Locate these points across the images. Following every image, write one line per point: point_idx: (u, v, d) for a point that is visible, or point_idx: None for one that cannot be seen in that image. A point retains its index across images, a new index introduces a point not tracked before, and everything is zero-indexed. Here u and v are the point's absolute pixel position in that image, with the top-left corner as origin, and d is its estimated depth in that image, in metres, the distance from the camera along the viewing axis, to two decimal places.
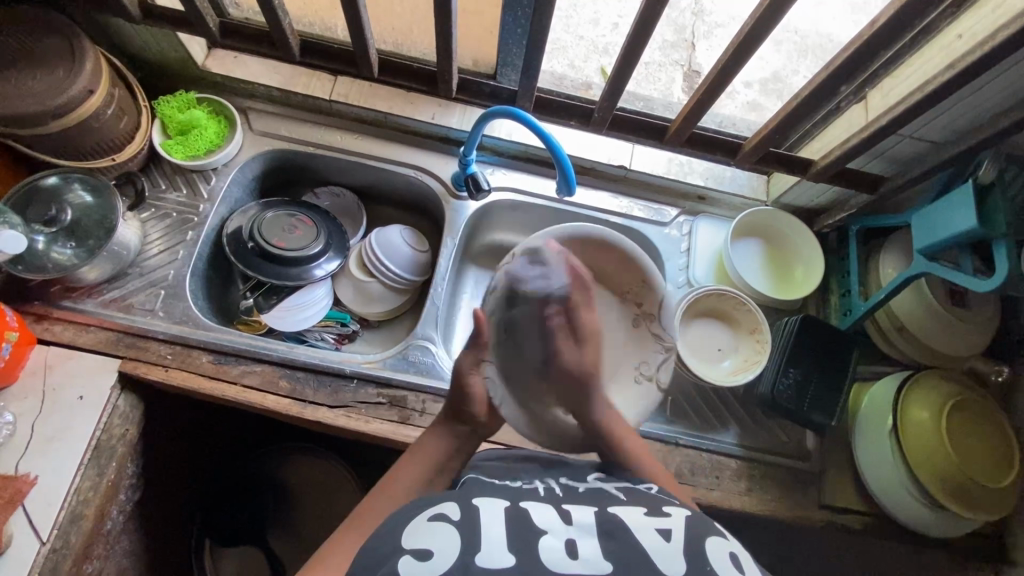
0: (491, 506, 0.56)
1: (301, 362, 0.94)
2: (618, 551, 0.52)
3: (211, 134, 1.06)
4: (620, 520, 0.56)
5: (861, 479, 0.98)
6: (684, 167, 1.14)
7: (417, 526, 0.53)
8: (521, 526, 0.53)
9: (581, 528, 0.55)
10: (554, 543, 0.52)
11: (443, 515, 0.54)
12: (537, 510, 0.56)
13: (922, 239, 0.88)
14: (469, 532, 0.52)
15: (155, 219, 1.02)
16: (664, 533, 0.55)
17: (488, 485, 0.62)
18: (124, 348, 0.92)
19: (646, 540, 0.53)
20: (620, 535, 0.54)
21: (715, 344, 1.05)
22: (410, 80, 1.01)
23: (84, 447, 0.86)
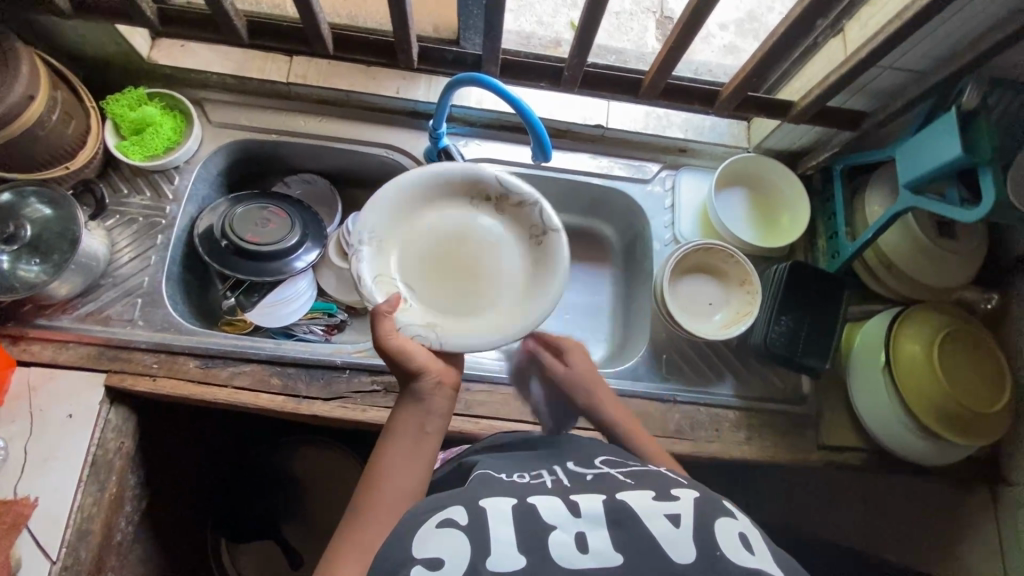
0: (497, 507, 0.56)
1: (290, 358, 0.93)
2: (626, 541, 0.53)
3: (168, 131, 1.01)
4: (629, 507, 0.56)
5: (856, 420, 1.00)
6: (662, 120, 1.11)
7: (427, 531, 0.54)
8: (528, 523, 0.54)
9: (591, 520, 0.55)
10: (565, 539, 0.53)
11: (452, 520, 0.55)
12: (544, 503, 0.57)
13: (908, 172, 0.85)
14: (478, 534, 0.53)
15: (122, 225, 0.99)
16: (673, 518, 0.55)
17: (499, 477, 0.62)
18: (108, 361, 0.90)
19: (655, 526, 0.54)
20: (630, 523, 0.55)
21: (706, 299, 1.04)
22: (368, 52, 0.94)
23: (81, 464, 0.86)
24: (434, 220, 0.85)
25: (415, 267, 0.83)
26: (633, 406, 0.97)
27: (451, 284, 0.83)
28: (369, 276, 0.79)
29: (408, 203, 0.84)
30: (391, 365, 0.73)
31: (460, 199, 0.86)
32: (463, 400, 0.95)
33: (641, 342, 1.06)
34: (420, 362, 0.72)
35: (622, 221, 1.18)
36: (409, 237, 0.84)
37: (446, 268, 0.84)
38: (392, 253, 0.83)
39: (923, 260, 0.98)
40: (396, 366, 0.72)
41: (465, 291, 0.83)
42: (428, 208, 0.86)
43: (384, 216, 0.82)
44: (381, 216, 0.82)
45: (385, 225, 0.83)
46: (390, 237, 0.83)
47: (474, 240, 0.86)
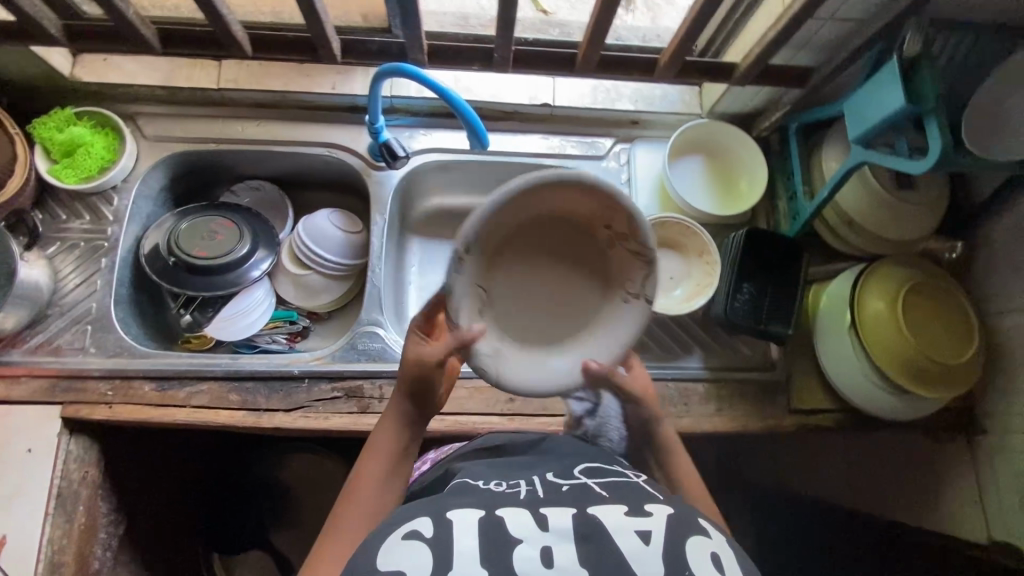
0: (465, 519, 0.56)
1: (247, 372, 0.92)
2: (593, 556, 0.53)
3: (100, 150, 0.98)
4: (599, 522, 0.56)
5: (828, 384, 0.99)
6: (611, 93, 1.09)
7: (392, 543, 0.54)
8: (495, 537, 0.54)
9: (559, 534, 0.55)
10: (531, 553, 0.53)
11: (417, 531, 0.55)
12: (512, 516, 0.56)
13: (856, 127, 0.83)
14: (442, 548, 0.53)
15: (64, 252, 0.96)
16: (644, 534, 0.55)
17: (471, 488, 0.62)
18: (62, 393, 0.89)
19: (623, 543, 0.54)
20: (598, 539, 0.54)
21: (667, 273, 1.02)
22: (287, 51, 0.90)
23: (46, 497, 0.85)
24: (544, 240, 0.63)
25: (504, 290, 0.63)
26: None
27: (536, 319, 0.64)
28: (456, 293, 0.59)
29: (528, 208, 0.59)
30: (418, 382, 0.71)
31: (590, 218, 0.61)
32: None
33: None
34: (437, 390, 0.73)
35: None
36: (519, 246, 0.62)
37: (540, 299, 0.64)
38: (487, 266, 0.61)
39: (883, 215, 0.95)
40: (416, 387, 0.71)
41: (550, 332, 0.65)
42: (541, 222, 0.62)
43: (493, 223, 0.58)
44: (489, 222, 0.57)
45: (491, 232, 0.58)
46: (491, 248, 0.60)
47: (586, 274, 0.65)
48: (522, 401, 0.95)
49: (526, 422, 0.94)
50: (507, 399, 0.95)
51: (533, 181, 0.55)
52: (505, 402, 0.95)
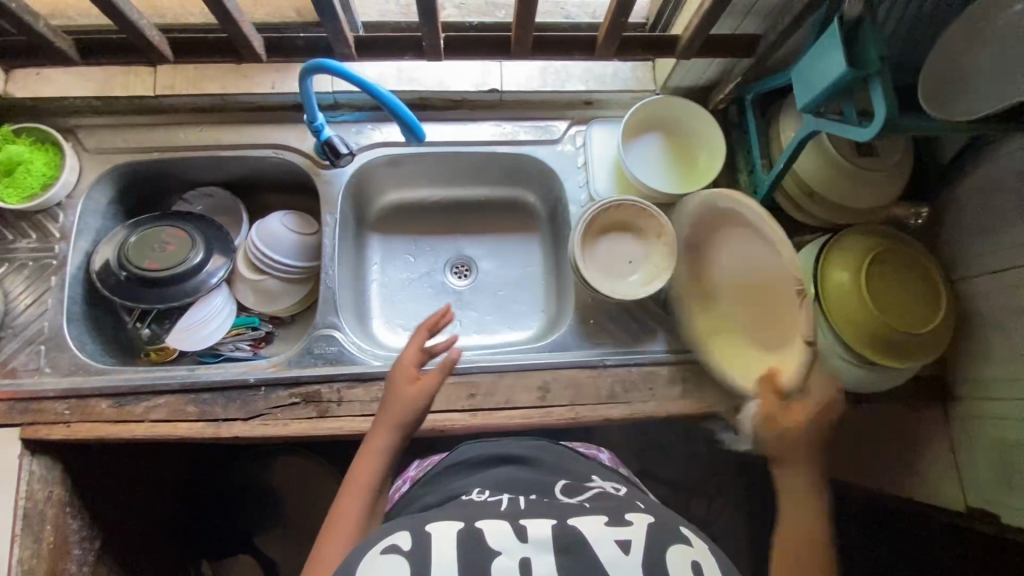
0: (442, 532, 0.59)
1: (203, 383, 0.91)
2: (571, 567, 0.55)
3: (40, 166, 0.96)
4: (580, 533, 0.58)
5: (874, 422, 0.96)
6: (560, 74, 1.06)
7: (374, 556, 0.56)
8: (473, 548, 0.57)
9: (537, 545, 0.57)
10: (509, 564, 0.55)
11: (396, 546, 0.57)
12: (490, 527, 0.59)
13: (804, 95, 0.80)
14: (420, 560, 0.56)
15: (13, 272, 0.95)
16: (624, 545, 0.57)
17: (456, 507, 0.65)
18: (19, 415, 0.89)
19: (603, 554, 0.56)
20: (578, 549, 0.57)
21: (626, 256, 1.00)
22: (212, 53, 0.88)
23: (12, 519, 0.86)
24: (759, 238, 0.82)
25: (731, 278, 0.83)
26: (561, 377, 0.96)
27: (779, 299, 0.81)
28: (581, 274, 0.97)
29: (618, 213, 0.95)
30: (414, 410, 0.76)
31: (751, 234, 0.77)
32: None
33: (570, 309, 1.04)
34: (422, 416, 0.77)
35: (542, 186, 1.13)
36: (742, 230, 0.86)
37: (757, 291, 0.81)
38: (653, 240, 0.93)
39: (843, 184, 0.92)
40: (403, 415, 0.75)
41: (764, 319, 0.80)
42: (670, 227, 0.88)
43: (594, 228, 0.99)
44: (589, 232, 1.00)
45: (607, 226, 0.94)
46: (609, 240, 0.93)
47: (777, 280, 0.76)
48: (484, 396, 0.94)
49: (489, 417, 0.93)
50: (469, 394, 0.94)
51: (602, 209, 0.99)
52: (466, 398, 0.94)
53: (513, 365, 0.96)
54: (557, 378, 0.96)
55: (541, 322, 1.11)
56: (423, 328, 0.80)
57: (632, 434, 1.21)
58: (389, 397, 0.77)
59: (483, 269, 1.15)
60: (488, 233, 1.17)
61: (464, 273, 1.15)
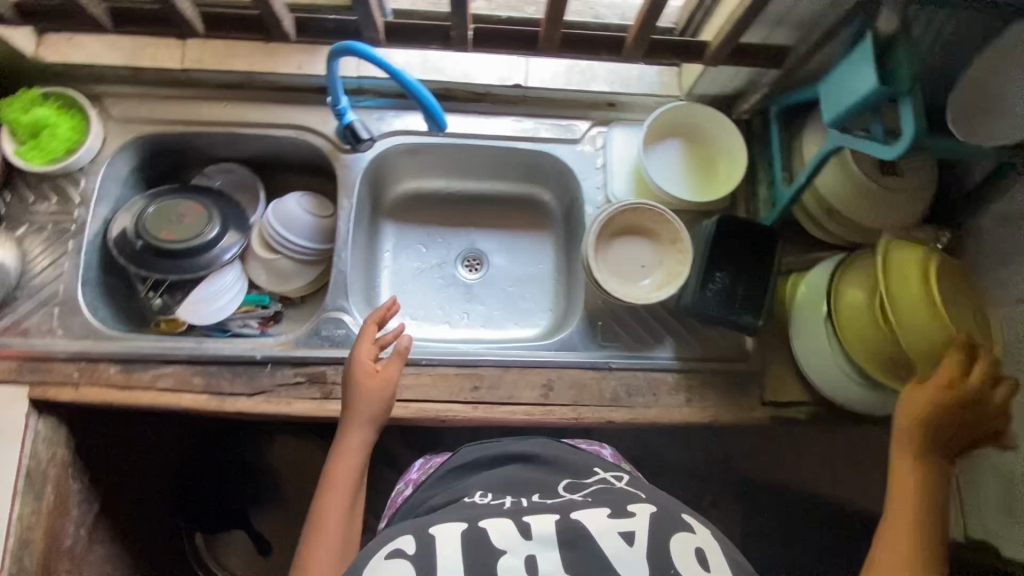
0: (445, 535, 0.61)
1: (211, 356, 0.92)
2: (575, 562, 0.58)
3: (66, 131, 0.97)
4: (582, 527, 0.61)
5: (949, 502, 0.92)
6: (585, 74, 1.05)
7: (378, 562, 0.58)
8: (478, 546, 0.59)
9: (542, 542, 0.60)
10: (514, 562, 0.58)
11: (399, 551, 0.59)
12: (494, 527, 0.62)
13: (830, 111, 0.79)
14: (425, 561, 0.58)
15: (32, 234, 0.96)
16: (627, 537, 0.60)
17: (457, 509, 0.67)
18: (30, 374, 0.90)
19: (608, 546, 0.59)
20: (583, 543, 0.60)
21: (639, 261, 1.00)
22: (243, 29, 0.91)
23: (15, 477, 0.87)
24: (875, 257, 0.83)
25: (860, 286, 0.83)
26: (565, 376, 0.96)
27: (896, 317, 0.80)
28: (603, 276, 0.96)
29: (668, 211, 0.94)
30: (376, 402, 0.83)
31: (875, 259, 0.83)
32: None
33: (578, 310, 1.03)
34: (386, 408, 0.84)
35: (559, 185, 1.12)
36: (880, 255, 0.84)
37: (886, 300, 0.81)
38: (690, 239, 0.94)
39: (864, 203, 0.91)
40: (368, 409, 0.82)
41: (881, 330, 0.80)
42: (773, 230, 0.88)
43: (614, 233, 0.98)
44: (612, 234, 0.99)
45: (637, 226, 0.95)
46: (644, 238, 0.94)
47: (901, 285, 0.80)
48: (488, 389, 0.94)
49: (490, 411, 0.93)
50: (472, 386, 0.94)
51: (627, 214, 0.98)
52: (469, 390, 0.94)
53: (518, 361, 0.96)
54: (561, 377, 0.96)
55: (548, 321, 1.11)
56: (373, 322, 0.88)
57: (631, 439, 1.21)
58: (354, 394, 0.83)
59: (494, 264, 1.15)
60: (502, 229, 1.17)
61: (475, 266, 1.15)
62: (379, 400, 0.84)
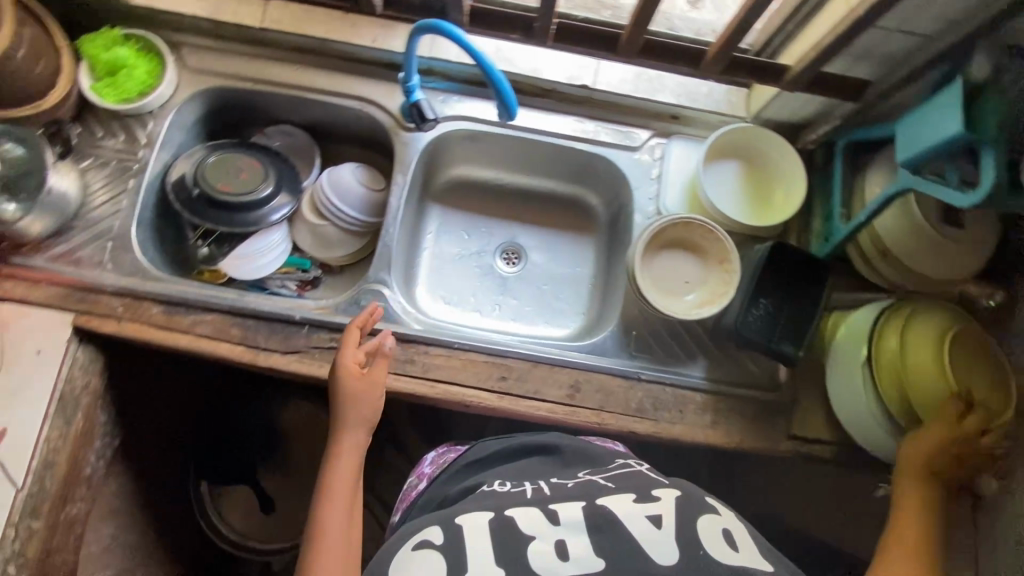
0: (472, 525, 0.63)
1: (252, 310, 0.93)
2: (603, 543, 0.61)
3: (142, 74, 1.00)
4: (609, 513, 0.63)
5: (968, 557, 0.92)
6: (653, 83, 1.06)
7: (406, 556, 0.61)
8: (507, 533, 0.62)
9: (570, 527, 0.63)
10: (545, 547, 0.60)
11: (427, 541, 0.62)
12: (521, 516, 0.64)
13: (905, 151, 0.78)
14: (453, 552, 0.60)
15: (96, 168, 0.99)
16: (655, 520, 0.63)
17: (479, 496, 0.69)
18: (76, 302, 0.92)
19: (635, 529, 0.61)
20: (610, 526, 0.62)
21: (682, 277, 0.99)
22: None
23: (48, 400, 0.88)
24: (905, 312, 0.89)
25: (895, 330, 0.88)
26: (593, 381, 0.95)
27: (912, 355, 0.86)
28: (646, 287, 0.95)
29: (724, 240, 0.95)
30: (363, 403, 0.85)
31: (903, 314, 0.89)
32: (421, 362, 0.94)
33: (613, 317, 1.03)
34: (374, 412, 0.86)
35: (608, 191, 1.12)
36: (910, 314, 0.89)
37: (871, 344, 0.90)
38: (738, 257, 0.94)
39: (919, 249, 0.90)
40: (355, 413, 0.84)
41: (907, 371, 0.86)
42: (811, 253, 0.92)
43: (655, 247, 0.99)
44: (652, 250, 0.99)
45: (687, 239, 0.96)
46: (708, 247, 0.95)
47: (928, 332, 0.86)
48: (515, 381, 0.94)
49: (515, 403, 0.93)
50: (499, 376, 0.94)
51: (668, 231, 0.99)
52: (497, 380, 0.94)
53: (549, 359, 0.95)
54: (589, 380, 0.95)
55: (579, 325, 1.11)
56: (356, 326, 0.90)
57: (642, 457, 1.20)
58: (342, 400, 0.85)
59: (532, 260, 1.16)
60: (544, 227, 1.18)
61: (514, 260, 1.16)
62: (367, 401, 0.86)
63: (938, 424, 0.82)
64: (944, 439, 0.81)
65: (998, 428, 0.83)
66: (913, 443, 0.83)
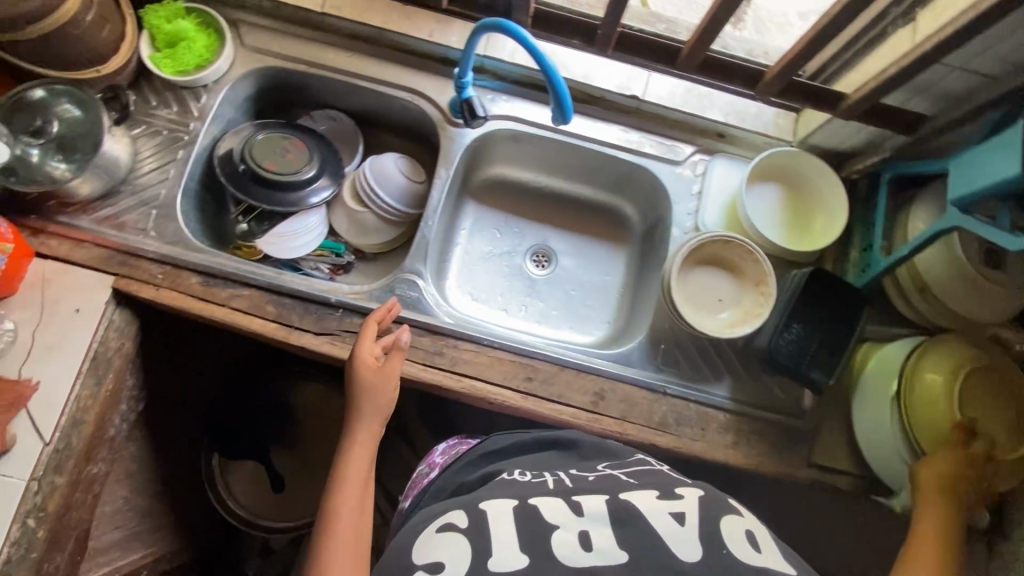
0: (496, 510, 0.63)
1: (288, 289, 0.94)
2: (627, 537, 0.60)
3: (200, 48, 1.02)
4: (633, 508, 0.63)
5: None
6: (703, 99, 1.07)
7: (428, 539, 0.61)
8: (530, 521, 0.61)
9: (593, 519, 0.62)
10: (568, 537, 0.59)
11: (451, 524, 0.62)
12: (545, 505, 0.63)
13: (957, 189, 0.77)
14: (476, 535, 0.60)
15: (147, 136, 1.00)
16: (678, 517, 0.62)
17: (500, 484, 0.69)
18: (118, 265, 0.94)
19: (660, 526, 0.60)
20: (633, 521, 0.61)
21: (716, 295, 1.00)
22: None
23: (82, 358, 0.89)
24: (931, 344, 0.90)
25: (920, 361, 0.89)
26: (619, 390, 0.95)
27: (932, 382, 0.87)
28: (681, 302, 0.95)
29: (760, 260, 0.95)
30: (377, 395, 0.85)
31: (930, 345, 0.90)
32: (449, 356, 0.95)
33: (641, 330, 1.03)
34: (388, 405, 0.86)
35: (646, 203, 1.13)
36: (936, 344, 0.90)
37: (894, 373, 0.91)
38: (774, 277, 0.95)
39: (958, 287, 0.89)
40: (371, 404, 0.84)
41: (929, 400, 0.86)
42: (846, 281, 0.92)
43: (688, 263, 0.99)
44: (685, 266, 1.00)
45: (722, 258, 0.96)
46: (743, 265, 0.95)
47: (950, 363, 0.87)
48: (541, 383, 0.95)
49: (539, 405, 0.93)
50: (525, 377, 0.95)
51: (702, 248, 0.99)
52: (522, 380, 0.95)
53: (577, 364, 0.96)
54: (614, 389, 0.95)
55: (605, 334, 1.11)
56: (374, 321, 0.91)
57: None
58: (358, 391, 0.85)
59: (562, 265, 1.16)
60: (577, 234, 1.18)
61: (544, 263, 1.16)
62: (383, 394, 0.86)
63: (950, 446, 0.83)
64: (956, 462, 0.81)
65: (1004, 461, 0.84)
66: (929, 462, 0.83)
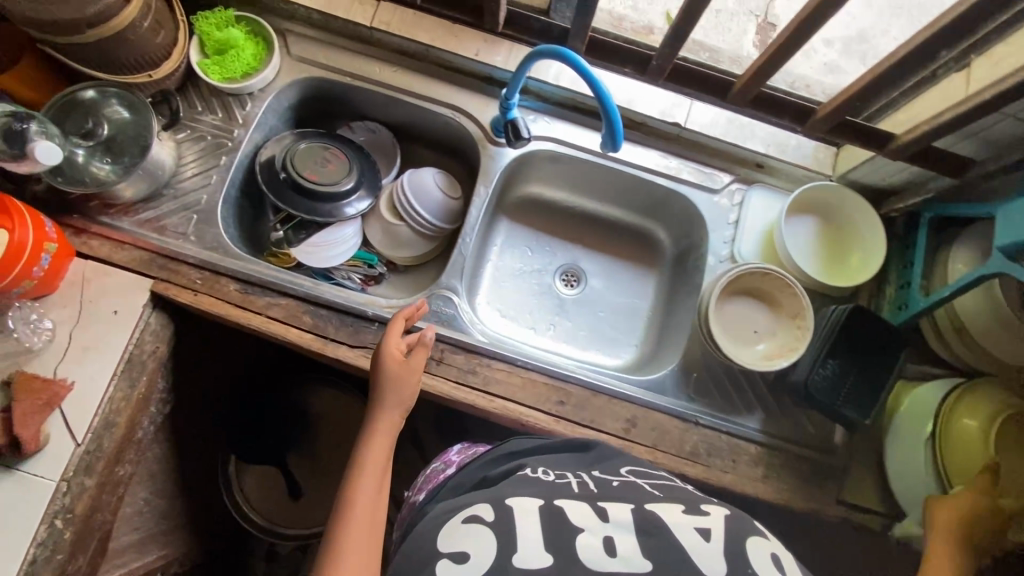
0: (522, 508, 0.61)
1: (325, 300, 0.94)
2: (652, 547, 0.57)
3: (249, 57, 1.02)
4: (659, 519, 0.60)
5: None
6: (745, 129, 1.06)
7: (452, 530, 0.59)
8: (556, 520, 0.59)
9: (618, 525, 0.59)
10: (591, 541, 0.57)
11: (477, 516, 0.60)
12: (572, 508, 0.61)
13: (1008, 234, 0.77)
14: (501, 530, 0.58)
15: (192, 141, 1.01)
16: (704, 533, 0.58)
17: (525, 482, 0.67)
18: (157, 269, 0.94)
19: (686, 540, 0.57)
20: (657, 532, 0.58)
21: (752, 326, 1.00)
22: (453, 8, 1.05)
23: (117, 360, 0.89)
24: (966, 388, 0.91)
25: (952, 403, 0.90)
26: (650, 419, 0.95)
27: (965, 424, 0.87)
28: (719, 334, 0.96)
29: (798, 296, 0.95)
30: (401, 387, 0.83)
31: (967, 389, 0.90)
32: (482, 375, 0.94)
33: (672, 357, 1.03)
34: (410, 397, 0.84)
35: (679, 229, 1.13)
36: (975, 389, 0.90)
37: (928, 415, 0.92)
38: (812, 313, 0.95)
39: (998, 331, 0.88)
40: (394, 395, 0.82)
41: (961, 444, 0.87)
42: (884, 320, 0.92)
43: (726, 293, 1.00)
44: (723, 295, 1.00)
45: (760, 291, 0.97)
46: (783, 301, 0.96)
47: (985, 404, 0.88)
48: (572, 407, 0.94)
49: (571, 428, 0.93)
50: (557, 400, 0.94)
51: (740, 278, 0.99)
52: (554, 403, 0.94)
53: (609, 390, 0.95)
54: (645, 416, 0.95)
55: (633, 358, 1.11)
56: (402, 317, 0.89)
57: None
58: (382, 382, 0.83)
59: (592, 285, 1.16)
60: (608, 255, 1.18)
61: (574, 282, 1.16)
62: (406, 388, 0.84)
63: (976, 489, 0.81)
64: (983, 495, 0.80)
65: None
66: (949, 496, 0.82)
